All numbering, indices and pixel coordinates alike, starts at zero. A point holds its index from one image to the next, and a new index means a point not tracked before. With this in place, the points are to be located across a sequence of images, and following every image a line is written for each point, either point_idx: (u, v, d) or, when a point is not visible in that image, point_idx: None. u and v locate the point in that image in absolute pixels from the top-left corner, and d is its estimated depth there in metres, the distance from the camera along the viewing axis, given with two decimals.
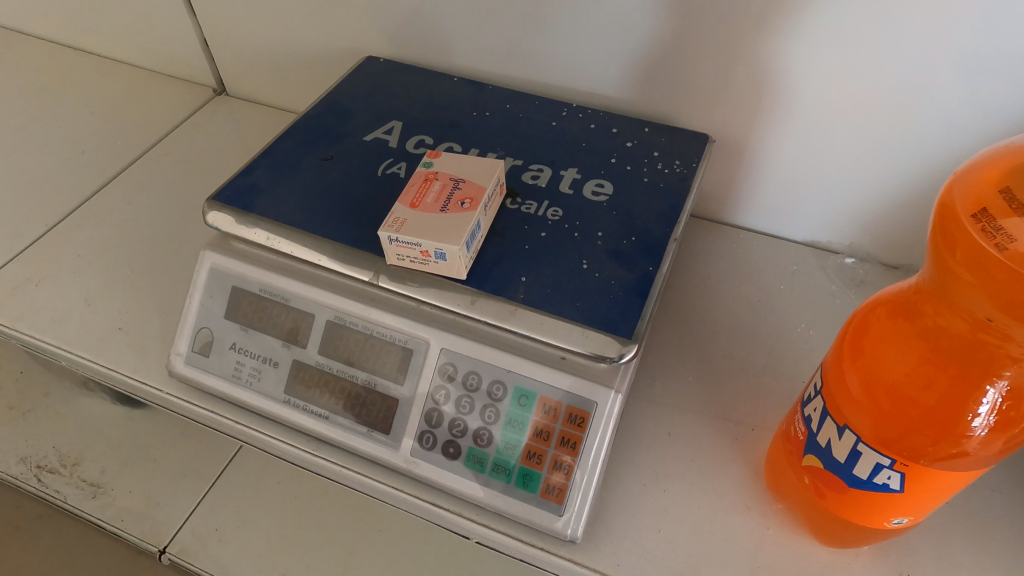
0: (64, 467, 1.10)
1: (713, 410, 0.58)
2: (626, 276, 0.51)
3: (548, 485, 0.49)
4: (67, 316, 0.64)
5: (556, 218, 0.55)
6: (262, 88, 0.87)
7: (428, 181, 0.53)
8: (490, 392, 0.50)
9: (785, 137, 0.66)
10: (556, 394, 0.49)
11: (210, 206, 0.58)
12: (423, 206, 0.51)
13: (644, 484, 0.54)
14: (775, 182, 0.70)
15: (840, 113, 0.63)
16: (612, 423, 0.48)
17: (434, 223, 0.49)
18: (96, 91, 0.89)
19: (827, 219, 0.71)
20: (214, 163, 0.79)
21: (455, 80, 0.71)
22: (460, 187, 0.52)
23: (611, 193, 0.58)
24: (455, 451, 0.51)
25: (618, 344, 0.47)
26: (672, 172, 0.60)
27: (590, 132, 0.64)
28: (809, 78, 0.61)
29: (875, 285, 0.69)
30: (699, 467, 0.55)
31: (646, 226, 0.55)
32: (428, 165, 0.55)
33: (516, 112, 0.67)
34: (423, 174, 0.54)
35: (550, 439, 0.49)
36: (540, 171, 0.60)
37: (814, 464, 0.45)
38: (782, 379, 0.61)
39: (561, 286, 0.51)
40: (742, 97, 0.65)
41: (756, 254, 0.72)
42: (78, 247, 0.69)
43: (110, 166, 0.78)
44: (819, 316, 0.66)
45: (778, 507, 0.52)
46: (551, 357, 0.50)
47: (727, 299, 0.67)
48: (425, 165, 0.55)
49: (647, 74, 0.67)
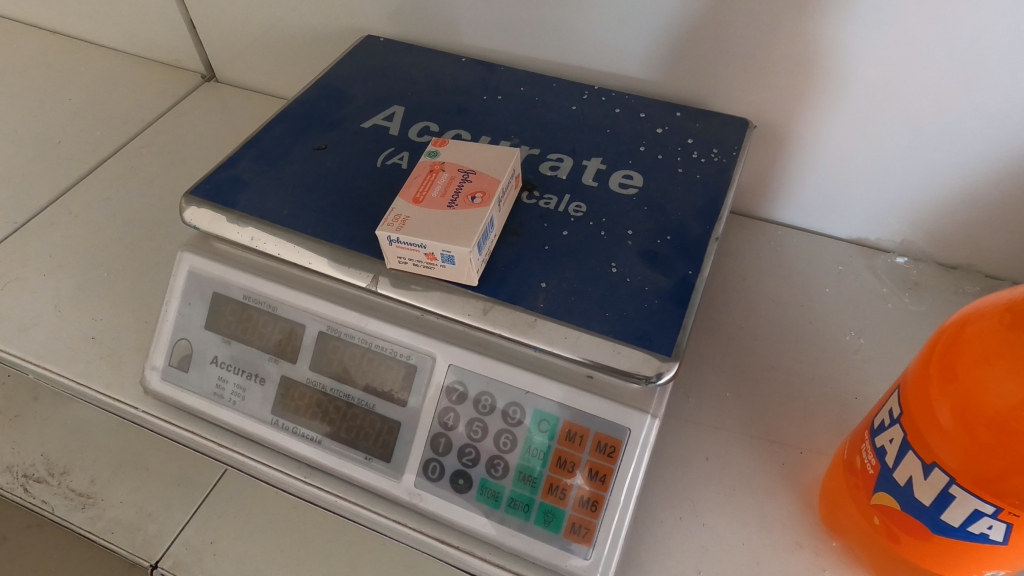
0: (51, 476, 0.94)
1: (755, 431, 0.52)
2: (661, 281, 0.44)
3: (572, 524, 0.42)
4: (35, 322, 0.57)
5: (579, 214, 0.49)
6: (253, 72, 0.81)
7: (433, 173, 0.47)
8: (506, 414, 0.44)
9: (831, 123, 0.59)
10: (583, 419, 0.42)
11: (189, 201, 0.51)
12: (427, 202, 0.44)
13: (680, 517, 0.47)
14: (818, 173, 0.63)
15: (894, 94, 0.55)
16: (647, 453, 0.42)
17: (440, 221, 0.43)
18: (76, 77, 0.82)
19: (876, 214, 0.64)
20: (200, 154, 0.72)
21: (463, 61, 0.64)
22: (470, 180, 0.46)
23: (640, 186, 0.51)
24: (465, 483, 0.44)
25: (655, 362, 0.41)
26: (709, 162, 0.53)
27: (615, 117, 0.57)
28: (859, 55, 0.54)
29: (930, 286, 0.62)
30: (743, 497, 0.48)
31: (681, 223, 0.48)
32: (434, 155, 0.48)
33: (531, 95, 0.60)
34: (427, 166, 0.47)
35: (575, 471, 0.42)
36: (559, 160, 0.53)
37: (887, 503, 0.38)
38: (831, 394, 0.54)
39: (586, 292, 0.44)
40: (783, 79, 0.58)
41: (797, 252, 0.65)
42: (50, 247, 0.63)
43: (89, 158, 0.72)
44: (870, 323, 0.59)
45: (835, 543, 0.46)
46: (575, 375, 0.43)
47: (766, 303, 0.60)
48: (430, 155, 0.48)
49: (676, 52, 0.60)
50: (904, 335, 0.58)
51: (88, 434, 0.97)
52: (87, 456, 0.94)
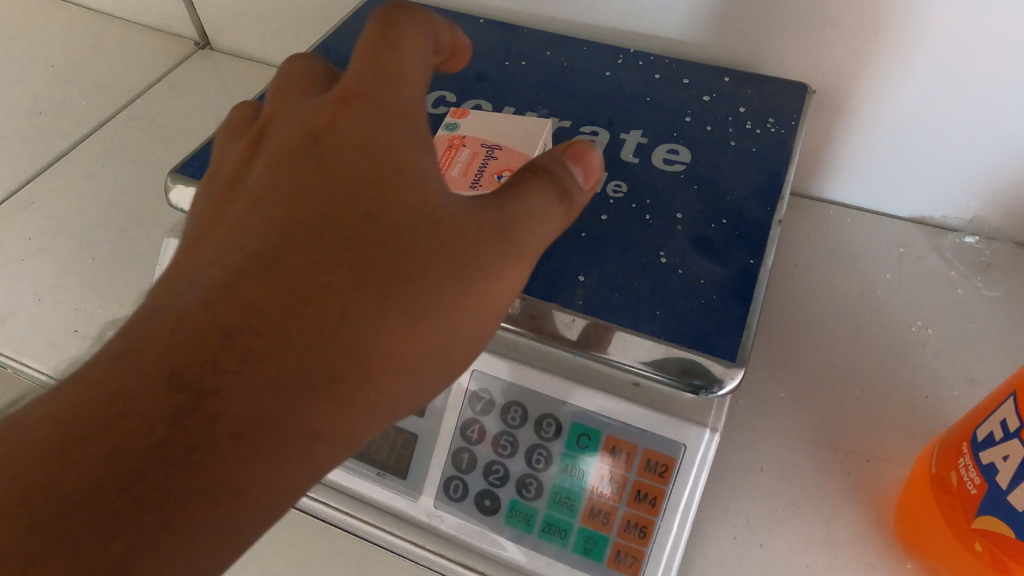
0: None
1: (817, 436, 0.46)
2: (718, 272, 0.38)
3: (616, 553, 0.37)
4: (13, 314, 0.52)
5: (619, 195, 0.43)
6: (250, 39, 0.74)
7: (454, 149, 0.41)
8: (539, 428, 0.38)
9: (895, 88, 0.53)
10: (630, 434, 0.37)
11: (175, 180, 0.46)
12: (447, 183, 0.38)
13: (734, 536, 0.42)
14: (879, 144, 0.56)
15: (976, 52, 0.49)
16: (705, 473, 0.36)
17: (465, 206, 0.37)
18: (60, 44, 0.76)
19: (945, 190, 0.57)
20: (194, 127, 0.66)
21: (481, 22, 0.58)
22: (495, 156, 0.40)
23: (688, 161, 0.45)
24: (492, 505, 0.39)
25: (717, 370, 0.35)
26: (765, 134, 0.46)
27: (655, 84, 0.51)
28: (937, 7, 0.47)
29: (1007, 268, 0.55)
30: (805, 514, 0.43)
31: (738, 204, 0.42)
32: (452, 128, 0.43)
33: (560, 59, 0.54)
34: (446, 140, 0.41)
35: (620, 493, 0.37)
36: (594, 134, 0.47)
37: (993, 528, 0.32)
38: (901, 393, 0.48)
39: (631, 287, 0.38)
40: (843, 38, 0.51)
41: (852, 233, 0.59)
42: (28, 230, 0.57)
43: (72, 132, 0.66)
44: (939, 311, 0.52)
45: (910, 566, 0.40)
46: (619, 383, 0.38)
47: (821, 291, 0.54)
48: (447, 128, 0.42)
49: (722, 8, 0.53)
50: (980, 325, 0.51)
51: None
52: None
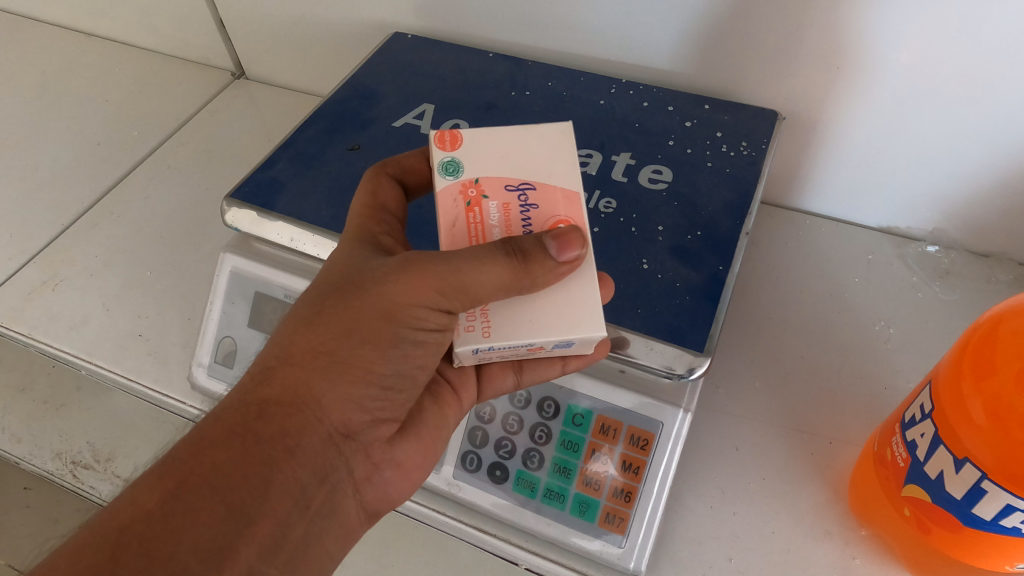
0: (98, 462, 0.83)
1: (787, 421, 0.52)
2: (691, 277, 0.46)
3: (607, 515, 0.44)
4: (86, 321, 0.59)
5: (609, 210, 0.50)
6: (280, 68, 0.82)
7: (473, 208, 0.40)
8: (541, 408, 0.46)
9: (855, 117, 0.59)
10: (617, 413, 0.45)
11: (230, 203, 0.54)
12: None
13: (711, 506, 0.48)
14: (844, 166, 0.63)
15: (922, 86, 0.55)
16: (680, 446, 0.43)
17: (525, 303, 0.39)
18: (112, 78, 0.84)
19: (908, 203, 0.63)
20: (232, 150, 0.73)
21: (489, 56, 0.65)
22: (556, 206, 0.40)
23: (670, 180, 0.52)
24: (502, 475, 0.46)
25: (687, 358, 0.42)
26: (738, 156, 0.53)
27: (643, 111, 0.58)
28: (883, 48, 0.54)
29: (963, 275, 0.61)
30: (773, 487, 0.48)
31: (711, 219, 0.49)
32: (454, 170, 0.41)
33: (560, 90, 0.61)
34: (457, 193, 0.40)
35: (609, 463, 0.44)
36: (589, 157, 0.54)
37: (918, 495, 0.39)
38: (863, 383, 0.53)
39: (619, 290, 0.46)
40: (809, 72, 0.58)
41: (824, 241, 0.65)
42: (95, 247, 0.65)
43: (127, 159, 0.74)
44: (900, 312, 0.58)
45: (864, 532, 0.46)
46: (609, 371, 0.46)
47: (796, 291, 0.60)
48: (449, 173, 0.41)
49: (702, 44, 0.60)
50: (936, 323, 0.57)
51: (118, 414, 0.87)
52: (130, 440, 0.85)
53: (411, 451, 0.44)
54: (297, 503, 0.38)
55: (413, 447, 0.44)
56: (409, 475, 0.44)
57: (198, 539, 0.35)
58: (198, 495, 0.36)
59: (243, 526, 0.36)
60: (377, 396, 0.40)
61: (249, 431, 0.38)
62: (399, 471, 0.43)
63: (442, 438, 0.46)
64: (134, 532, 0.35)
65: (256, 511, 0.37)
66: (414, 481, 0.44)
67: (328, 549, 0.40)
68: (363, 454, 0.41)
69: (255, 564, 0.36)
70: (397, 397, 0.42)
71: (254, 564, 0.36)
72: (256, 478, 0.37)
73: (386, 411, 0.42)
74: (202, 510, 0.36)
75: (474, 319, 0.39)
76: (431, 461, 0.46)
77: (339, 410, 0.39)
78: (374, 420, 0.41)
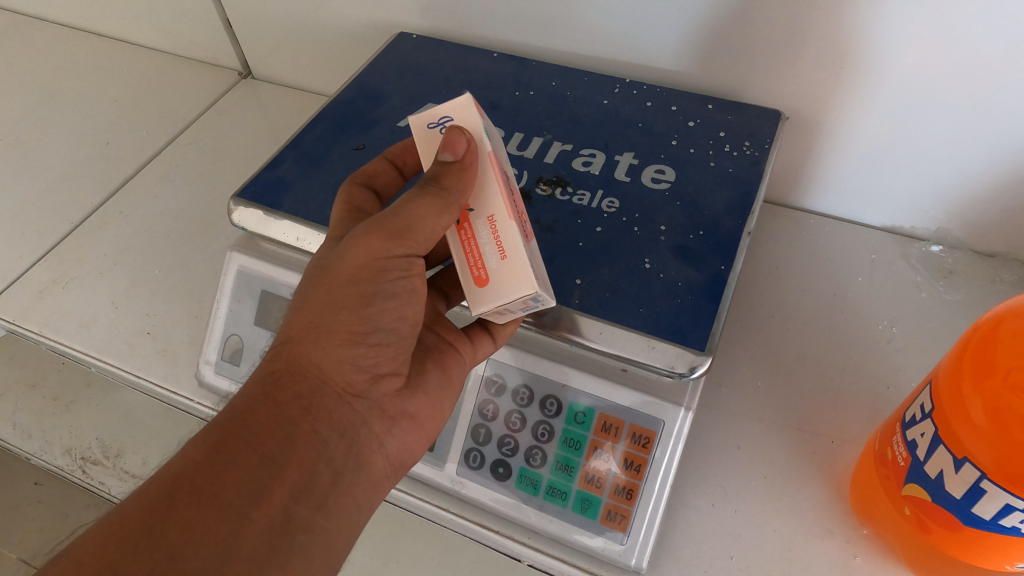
0: (107, 458, 0.85)
1: (790, 420, 0.52)
2: (693, 276, 0.46)
3: (609, 512, 0.44)
4: (95, 319, 0.60)
5: (612, 210, 0.50)
6: (286, 68, 0.83)
7: (496, 178, 0.41)
8: (544, 406, 0.47)
9: (860, 117, 0.59)
10: (619, 411, 0.45)
11: (236, 203, 0.54)
12: (524, 232, 0.42)
13: (712, 504, 0.48)
14: (849, 165, 0.63)
15: (928, 86, 0.55)
16: (681, 445, 0.44)
17: (539, 261, 0.42)
18: (120, 78, 0.85)
19: (912, 203, 0.63)
20: (239, 150, 0.74)
21: (494, 56, 0.65)
22: (514, 196, 0.44)
23: (673, 180, 0.52)
24: (505, 472, 0.47)
25: (689, 357, 0.43)
26: (741, 156, 0.54)
27: (646, 111, 0.58)
28: (888, 48, 0.54)
29: (967, 275, 0.61)
30: (774, 485, 0.48)
31: (714, 218, 0.49)
32: (484, 139, 0.41)
33: (564, 89, 0.61)
34: (494, 161, 0.41)
35: (611, 462, 0.45)
36: (592, 156, 0.54)
37: (918, 495, 0.40)
38: (866, 383, 0.53)
39: (622, 289, 0.46)
40: (813, 72, 0.58)
41: (828, 240, 0.65)
42: (104, 246, 0.65)
43: (136, 158, 0.74)
44: (903, 312, 0.58)
45: (865, 531, 0.46)
46: (611, 370, 0.46)
47: (800, 290, 0.60)
48: (488, 139, 0.41)
49: (706, 43, 0.61)
50: (939, 323, 0.57)
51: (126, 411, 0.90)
52: (139, 435, 0.86)
53: (421, 405, 0.46)
54: (319, 454, 0.40)
55: (422, 402, 0.46)
56: (422, 426, 0.46)
57: (241, 482, 0.38)
58: (232, 447, 0.39)
59: (279, 473, 0.39)
60: (373, 353, 0.43)
61: (265, 396, 0.41)
62: (413, 424, 0.46)
63: (448, 396, 0.48)
64: (191, 475, 0.38)
65: (286, 459, 0.39)
66: (427, 434, 0.47)
67: (357, 498, 0.42)
68: (374, 409, 0.44)
69: (291, 505, 0.39)
70: (385, 348, 0.43)
71: (290, 504, 0.39)
72: (280, 435, 0.40)
73: (383, 366, 0.44)
74: (239, 461, 0.38)
75: (534, 268, 0.40)
76: (443, 416, 0.48)
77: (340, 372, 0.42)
78: (376, 376, 0.44)
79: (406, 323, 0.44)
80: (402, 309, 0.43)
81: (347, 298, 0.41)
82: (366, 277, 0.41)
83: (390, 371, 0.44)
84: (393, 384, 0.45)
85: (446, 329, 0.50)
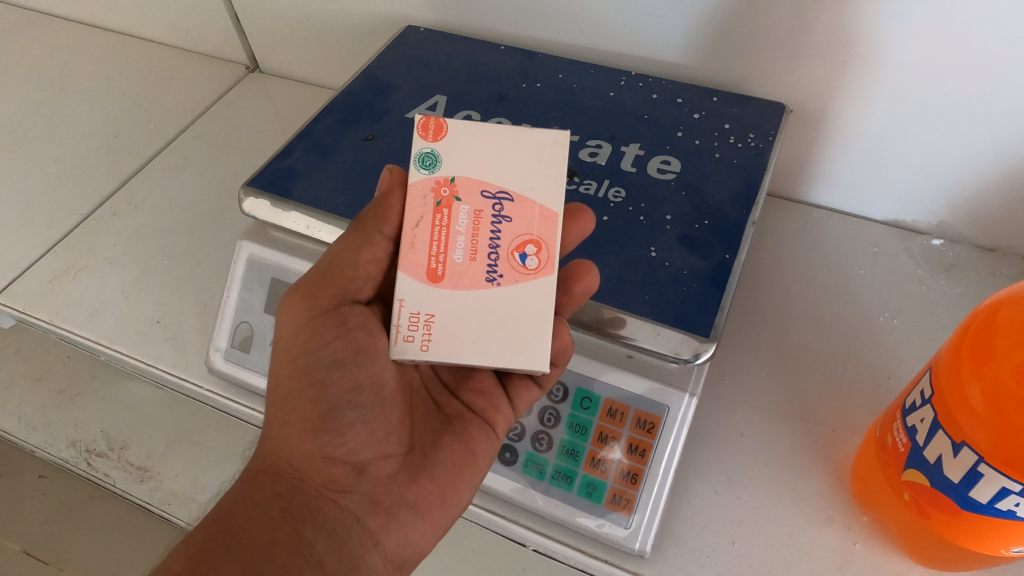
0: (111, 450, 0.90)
1: (792, 409, 0.52)
2: (698, 264, 0.47)
3: (613, 496, 0.45)
4: (105, 307, 0.61)
5: (618, 199, 0.51)
6: (293, 62, 0.83)
7: (444, 210, 0.43)
8: (550, 392, 0.47)
9: (863, 110, 0.60)
10: (625, 397, 0.46)
11: (246, 192, 0.55)
12: (450, 276, 0.42)
13: (715, 491, 0.48)
14: (852, 159, 0.64)
15: (930, 81, 0.56)
16: (685, 429, 0.44)
17: (471, 323, 0.41)
18: (128, 72, 0.86)
19: (914, 197, 0.64)
20: (246, 142, 0.75)
21: (501, 50, 0.66)
22: (531, 224, 0.43)
23: (679, 170, 0.53)
24: (511, 457, 0.48)
25: (694, 343, 0.43)
26: (746, 148, 0.54)
27: (652, 103, 0.59)
28: (891, 43, 0.55)
29: (968, 268, 0.61)
30: (777, 473, 0.49)
31: (719, 208, 0.50)
32: (431, 164, 0.44)
33: (571, 82, 0.62)
34: (430, 191, 0.43)
35: (616, 446, 0.45)
36: (598, 147, 0.55)
37: (918, 479, 0.40)
38: (867, 374, 0.54)
39: (628, 278, 0.47)
40: (818, 66, 0.59)
41: (832, 234, 0.65)
42: (114, 236, 0.66)
43: (144, 150, 0.75)
44: (905, 303, 0.58)
45: (866, 519, 0.47)
46: (617, 355, 0.47)
47: (802, 282, 0.61)
48: (425, 167, 0.44)
49: (711, 37, 0.61)
50: (941, 315, 0.57)
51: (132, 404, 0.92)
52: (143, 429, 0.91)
53: (424, 493, 0.44)
54: (305, 557, 0.41)
55: (427, 488, 0.44)
56: (431, 515, 0.44)
57: None
58: (214, 554, 0.40)
59: None
60: (345, 437, 0.43)
61: (246, 499, 0.43)
62: (416, 513, 0.44)
63: (467, 480, 0.45)
64: None
65: (267, 565, 0.40)
66: (437, 523, 0.44)
67: None
68: (364, 501, 0.43)
69: None
70: (360, 431, 0.43)
71: None
72: (262, 543, 0.41)
73: (365, 452, 0.43)
74: (218, 567, 0.39)
75: (416, 324, 0.41)
76: (456, 503, 0.45)
77: (315, 466, 0.43)
78: (359, 464, 0.43)
79: (366, 390, 0.43)
80: (355, 374, 0.43)
81: (303, 387, 0.43)
82: (308, 345, 0.43)
83: (378, 455, 0.44)
84: (384, 470, 0.44)
85: (475, 394, 0.48)
